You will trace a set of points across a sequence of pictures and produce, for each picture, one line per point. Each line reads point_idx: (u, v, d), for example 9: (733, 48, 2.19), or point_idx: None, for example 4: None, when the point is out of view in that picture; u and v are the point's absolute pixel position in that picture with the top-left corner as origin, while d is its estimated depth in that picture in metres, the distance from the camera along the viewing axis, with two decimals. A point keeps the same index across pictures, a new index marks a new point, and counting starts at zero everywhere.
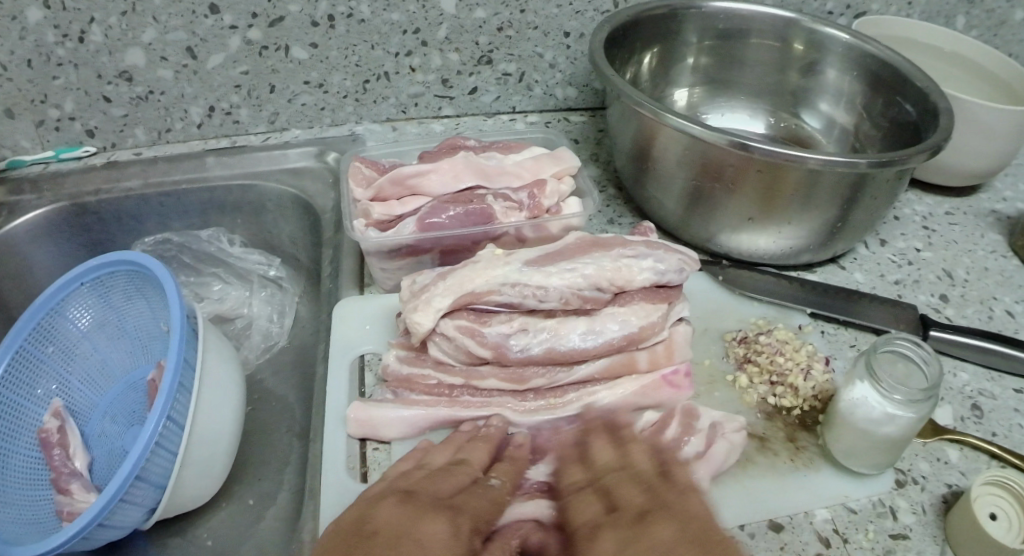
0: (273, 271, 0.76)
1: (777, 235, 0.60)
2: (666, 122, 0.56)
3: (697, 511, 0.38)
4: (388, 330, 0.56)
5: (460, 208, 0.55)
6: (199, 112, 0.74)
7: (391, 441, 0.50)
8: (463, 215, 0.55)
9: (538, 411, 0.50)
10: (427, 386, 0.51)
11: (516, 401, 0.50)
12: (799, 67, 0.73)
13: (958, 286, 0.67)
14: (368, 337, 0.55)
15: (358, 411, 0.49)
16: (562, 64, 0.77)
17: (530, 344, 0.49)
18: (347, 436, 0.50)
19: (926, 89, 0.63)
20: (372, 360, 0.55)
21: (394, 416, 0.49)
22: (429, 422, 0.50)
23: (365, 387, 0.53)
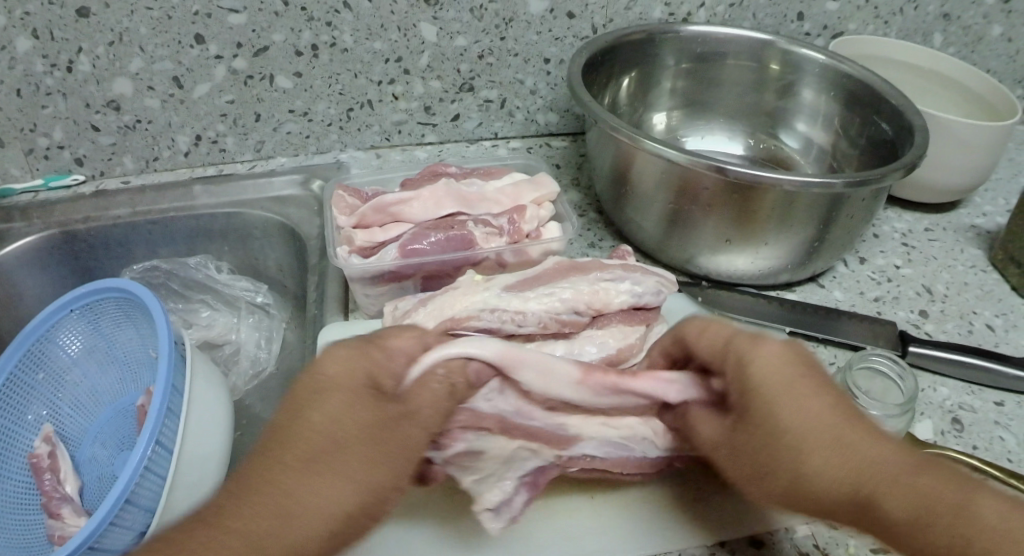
0: (260, 297, 0.76)
1: (755, 256, 0.61)
2: (643, 147, 0.57)
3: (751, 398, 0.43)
4: None
5: (441, 234, 0.56)
6: (186, 141, 0.75)
7: None
8: (444, 241, 0.55)
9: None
10: None
11: None
12: (776, 89, 0.74)
13: (937, 301, 0.68)
14: None
15: None
16: (544, 90, 0.78)
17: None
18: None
19: (899, 108, 0.64)
20: None
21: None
22: None
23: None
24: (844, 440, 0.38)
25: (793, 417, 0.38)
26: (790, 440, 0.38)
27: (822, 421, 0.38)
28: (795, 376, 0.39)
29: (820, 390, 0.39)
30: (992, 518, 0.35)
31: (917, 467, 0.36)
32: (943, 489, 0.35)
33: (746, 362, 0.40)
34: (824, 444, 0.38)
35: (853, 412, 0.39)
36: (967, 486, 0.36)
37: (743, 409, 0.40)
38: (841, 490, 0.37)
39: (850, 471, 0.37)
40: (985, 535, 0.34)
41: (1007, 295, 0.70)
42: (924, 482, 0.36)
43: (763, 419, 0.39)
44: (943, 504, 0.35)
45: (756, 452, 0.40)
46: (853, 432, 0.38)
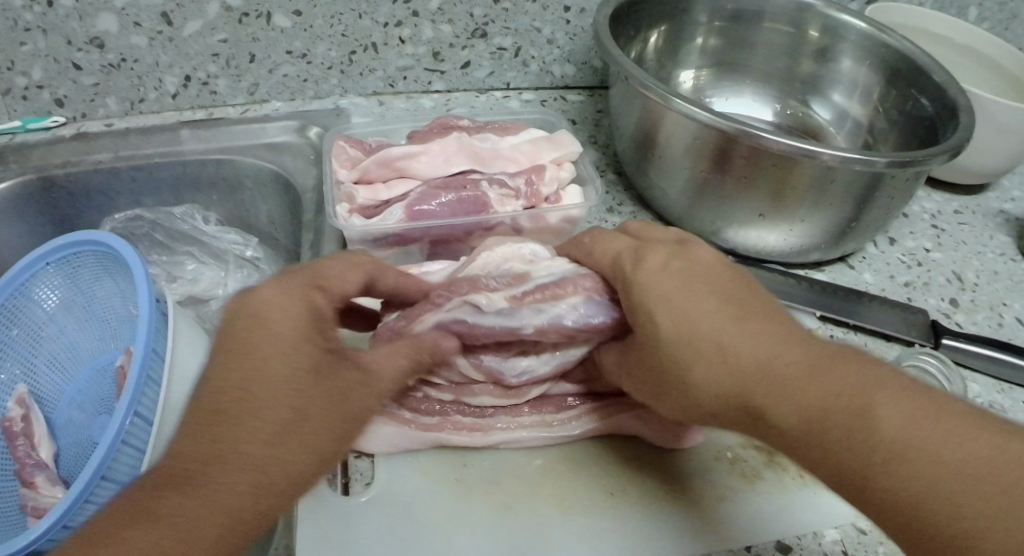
0: (250, 251, 0.72)
1: (789, 232, 0.57)
2: (674, 108, 0.53)
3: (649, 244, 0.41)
4: None
5: (452, 195, 0.51)
6: (174, 82, 0.70)
7: (373, 455, 0.44)
8: (454, 203, 0.51)
9: (531, 427, 0.45)
10: (417, 401, 0.45)
11: (509, 417, 0.45)
12: (811, 54, 0.69)
13: (968, 290, 0.64)
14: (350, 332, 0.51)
15: None
16: (561, 39, 0.73)
17: (533, 365, 0.44)
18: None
19: (946, 84, 0.59)
20: None
21: (379, 431, 0.43)
22: (414, 442, 0.44)
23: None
24: (726, 348, 0.35)
25: (673, 317, 0.36)
26: (666, 348, 0.37)
27: (704, 325, 0.36)
28: (670, 285, 0.38)
29: (703, 285, 0.38)
30: (893, 425, 0.30)
31: (813, 364, 0.33)
32: (858, 377, 0.32)
33: (630, 280, 0.40)
34: (723, 352, 0.35)
35: (740, 302, 0.37)
36: (882, 389, 0.31)
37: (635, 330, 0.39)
38: (787, 418, 0.33)
39: (732, 375, 0.34)
40: (892, 451, 0.30)
41: None
42: (818, 388, 0.33)
43: (676, 358, 0.36)
44: (845, 397, 0.32)
45: (658, 375, 0.38)
46: (766, 328, 0.35)
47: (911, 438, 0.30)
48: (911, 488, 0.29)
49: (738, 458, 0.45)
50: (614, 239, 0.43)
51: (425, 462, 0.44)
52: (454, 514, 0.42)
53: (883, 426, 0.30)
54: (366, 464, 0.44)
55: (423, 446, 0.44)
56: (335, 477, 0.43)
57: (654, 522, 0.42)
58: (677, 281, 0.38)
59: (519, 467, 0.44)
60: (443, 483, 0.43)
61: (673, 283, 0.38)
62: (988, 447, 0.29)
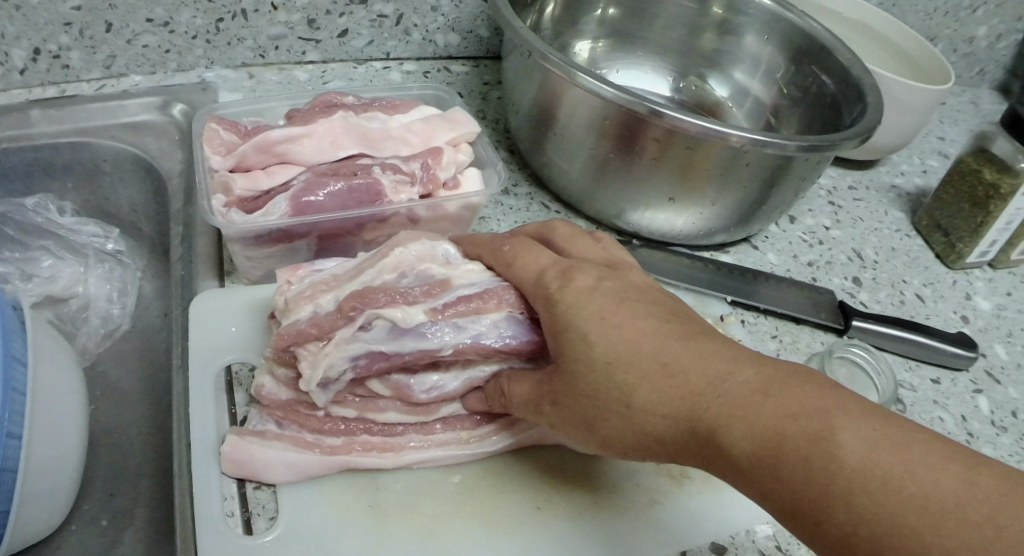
0: (110, 244, 0.63)
1: (698, 215, 0.56)
2: (577, 82, 0.50)
3: (579, 263, 0.39)
4: (257, 335, 0.46)
5: (342, 182, 0.46)
6: (22, 55, 0.60)
7: (275, 485, 0.39)
8: (344, 192, 0.45)
9: (448, 444, 0.41)
10: (318, 422, 0.41)
11: (421, 435, 0.41)
12: (713, 28, 0.67)
13: (869, 269, 0.65)
14: (234, 345, 0.45)
15: (235, 449, 0.39)
16: (446, 7, 0.68)
17: (445, 379, 0.41)
18: (220, 475, 0.39)
19: (848, 63, 0.59)
20: (240, 373, 0.45)
21: (279, 459, 0.39)
22: (321, 469, 0.39)
23: (235, 409, 0.44)
24: (674, 369, 0.34)
25: (616, 339, 0.35)
26: (606, 370, 0.35)
27: (646, 345, 0.35)
28: (607, 306, 0.36)
29: (641, 309, 0.36)
30: (850, 445, 0.29)
31: (763, 384, 0.32)
32: (812, 398, 0.31)
33: (554, 301, 0.37)
34: (671, 376, 0.34)
35: (680, 326, 0.36)
36: (835, 409, 0.31)
37: (557, 354, 0.37)
38: (740, 440, 0.32)
39: (682, 397, 0.33)
40: (852, 472, 0.29)
41: (932, 261, 0.68)
42: (772, 408, 0.31)
43: (621, 382, 0.35)
44: (801, 416, 0.31)
45: (593, 401, 0.36)
46: (710, 349, 0.34)
47: (871, 457, 0.29)
48: (876, 508, 0.28)
49: None
50: (538, 250, 0.40)
51: (333, 487, 0.40)
52: (370, 548, 0.38)
53: (845, 447, 0.29)
54: (268, 494, 0.40)
55: (329, 472, 0.40)
56: (233, 515, 0.38)
57: (586, 535, 0.39)
58: (613, 301, 0.36)
59: (437, 486, 0.40)
60: (354, 510, 0.39)
61: (607, 303, 0.36)
62: (954, 480, 0.28)
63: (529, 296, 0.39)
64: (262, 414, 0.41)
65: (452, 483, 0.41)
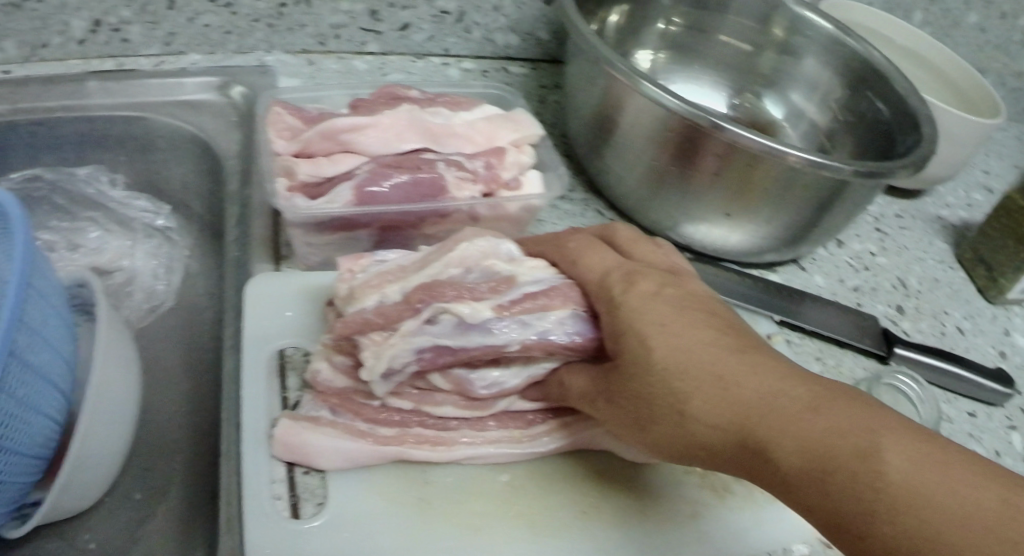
0: (160, 220, 0.65)
1: (750, 232, 0.56)
2: (641, 90, 0.50)
3: (643, 267, 0.40)
4: (311, 320, 0.46)
5: (407, 176, 0.46)
6: (82, 27, 0.61)
7: (325, 471, 0.40)
8: (409, 186, 0.46)
9: (499, 442, 0.41)
10: (372, 412, 0.41)
11: (474, 431, 0.42)
12: (773, 47, 0.67)
13: (912, 298, 0.65)
14: (287, 329, 0.46)
15: (288, 434, 0.39)
16: (508, 7, 0.69)
17: (506, 376, 0.41)
18: (270, 458, 0.40)
19: (905, 91, 0.59)
20: (293, 357, 0.45)
21: (331, 447, 0.39)
22: (372, 459, 0.40)
23: (287, 393, 0.44)
24: (728, 378, 0.34)
25: (672, 344, 0.35)
26: (661, 374, 0.35)
27: (703, 352, 0.35)
28: (666, 312, 0.36)
29: (700, 318, 0.37)
30: (897, 462, 0.29)
31: (815, 400, 0.32)
32: (863, 416, 0.31)
33: (618, 304, 0.38)
34: (726, 384, 0.34)
35: (735, 338, 0.36)
36: (885, 428, 0.31)
37: (616, 355, 0.37)
38: (788, 452, 0.32)
39: (733, 406, 0.33)
40: (899, 489, 0.29)
41: (974, 295, 0.68)
42: (822, 422, 0.31)
43: (676, 387, 0.35)
44: (852, 432, 0.31)
45: (645, 404, 0.36)
46: (766, 362, 0.35)
47: (918, 476, 0.29)
48: (923, 526, 0.28)
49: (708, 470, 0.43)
50: (604, 252, 0.40)
51: (382, 478, 0.40)
52: (416, 541, 0.38)
53: (893, 464, 0.29)
54: (317, 480, 0.40)
55: (379, 462, 0.40)
56: (282, 499, 0.39)
57: (629, 543, 0.40)
58: (673, 308, 0.37)
59: (485, 482, 0.41)
60: (402, 501, 0.39)
61: (667, 309, 0.37)
62: (999, 505, 0.28)
63: (594, 298, 0.39)
64: (316, 401, 0.41)
65: (500, 479, 0.41)
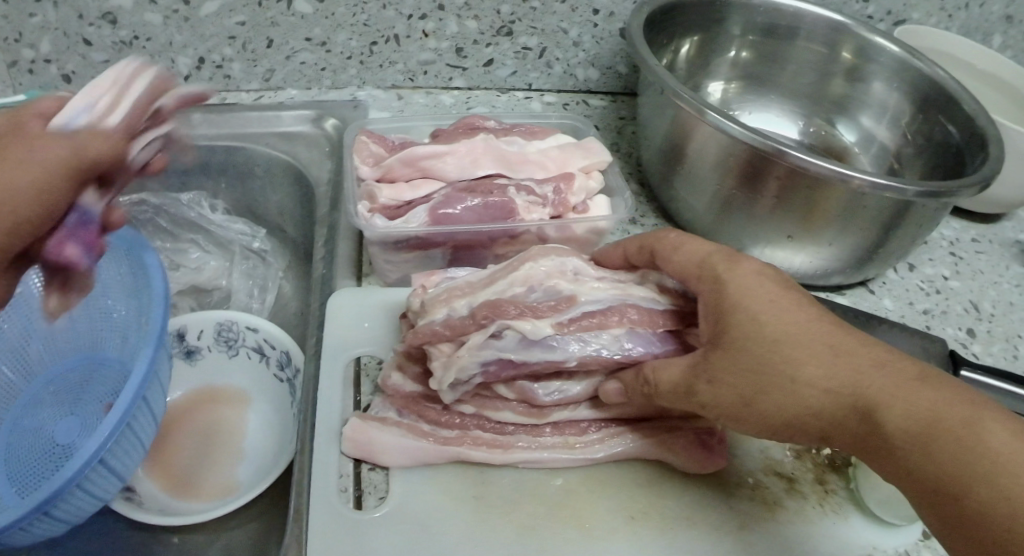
0: (257, 243, 0.70)
1: (814, 254, 0.56)
2: (707, 119, 0.52)
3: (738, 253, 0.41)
4: (388, 331, 0.50)
5: (478, 199, 0.50)
6: (187, 63, 0.67)
7: (389, 468, 0.43)
8: (481, 208, 0.49)
9: (554, 448, 0.44)
10: (435, 415, 0.44)
11: (530, 436, 0.44)
12: (844, 73, 0.68)
13: (985, 321, 0.64)
14: (366, 338, 0.50)
15: (356, 432, 0.43)
16: (587, 42, 0.70)
17: (568, 387, 0.43)
18: (339, 454, 0.44)
19: (975, 112, 0.59)
20: (367, 365, 0.49)
21: (394, 444, 0.43)
22: (433, 457, 0.43)
23: (360, 396, 0.48)
24: (838, 350, 0.36)
25: (781, 318, 0.37)
26: (773, 346, 0.36)
27: (812, 327, 0.36)
28: (774, 290, 0.37)
29: (802, 298, 0.38)
30: (999, 437, 0.32)
31: (920, 377, 0.34)
32: (960, 396, 0.34)
33: (723, 280, 0.38)
34: (833, 359, 0.35)
35: (834, 318, 0.38)
36: (981, 407, 0.33)
37: (721, 329, 0.37)
38: (897, 422, 0.33)
39: (844, 377, 0.35)
40: (1003, 460, 0.31)
41: None
42: (929, 397, 0.33)
43: (785, 358, 0.36)
44: (953, 408, 0.33)
45: (753, 375, 0.36)
46: (867, 341, 0.36)
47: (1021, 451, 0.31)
48: (1018, 491, 0.30)
49: (760, 485, 0.44)
50: (700, 238, 0.41)
51: (442, 476, 0.43)
52: (470, 536, 0.41)
53: (997, 440, 0.32)
54: (381, 476, 0.43)
55: (438, 460, 0.43)
56: (347, 491, 0.42)
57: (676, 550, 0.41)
58: (777, 286, 0.38)
59: (539, 488, 0.43)
60: (459, 496, 0.42)
61: (773, 287, 0.38)
62: None
63: (692, 283, 0.40)
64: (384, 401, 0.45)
65: (555, 483, 0.43)
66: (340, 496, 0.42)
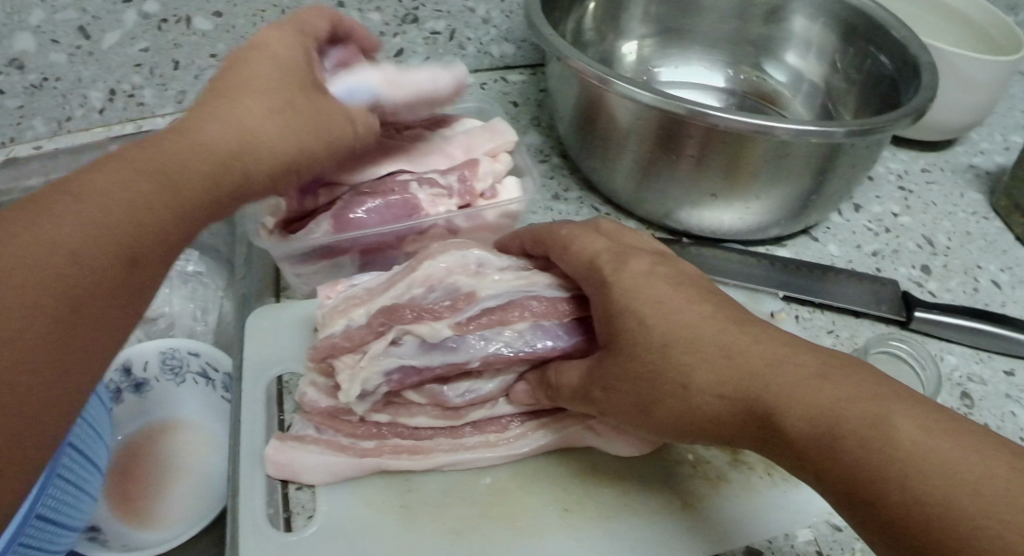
0: (191, 265, 0.68)
1: (745, 210, 0.54)
2: (612, 88, 0.50)
3: (636, 249, 0.39)
4: (305, 346, 0.48)
5: (380, 200, 0.47)
6: (100, 97, 0.65)
7: (314, 486, 0.41)
8: (383, 209, 0.47)
9: (475, 447, 0.42)
10: (353, 428, 0.42)
11: (452, 438, 0.42)
12: (762, 15, 0.65)
13: (940, 255, 0.62)
14: (283, 356, 0.47)
15: (276, 454, 0.41)
16: (497, 18, 0.68)
17: (481, 385, 0.42)
18: (266, 477, 0.41)
19: (903, 38, 0.56)
20: (290, 383, 0.47)
21: (316, 462, 0.41)
22: (357, 471, 0.41)
23: (282, 416, 0.45)
24: (733, 349, 0.33)
25: (672, 321, 0.35)
26: (662, 352, 0.34)
27: (703, 325, 0.34)
28: (661, 290, 0.36)
29: (699, 297, 0.36)
30: (909, 429, 0.28)
31: (823, 368, 0.31)
32: (869, 384, 0.30)
33: (610, 284, 0.37)
34: (728, 358, 0.33)
35: (736, 313, 0.35)
36: (893, 395, 0.29)
37: (613, 341, 0.36)
38: (794, 422, 0.30)
39: (738, 376, 0.32)
40: (912, 457, 0.27)
41: (1012, 244, 0.64)
42: (830, 389, 0.30)
43: (676, 362, 0.34)
44: (856, 401, 0.29)
45: (648, 385, 0.35)
46: (768, 335, 0.34)
47: (928, 442, 0.27)
48: (932, 490, 0.26)
49: (702, 461, 0.42)
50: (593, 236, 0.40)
51: (371, 489, 0.41)
52: (404, 549, 0.39)
53: (902, 432, 0.28)
54: (307, 496, 0.41)
55: (363, 473, 0.41)
56: (276, 514, 0.40)
57: (613, 537, 0.39)
58: (667, 286, 0.36)
59: (470, 488, 0.41)
60: (390, 507, 0.40)
61: (660, 289, 0.36)
62: (1009, 470, 0.26)
63: (585, 288, 0.39)
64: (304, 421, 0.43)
65: (485, 482, 0.42)
66: (268, 519, 0.40)
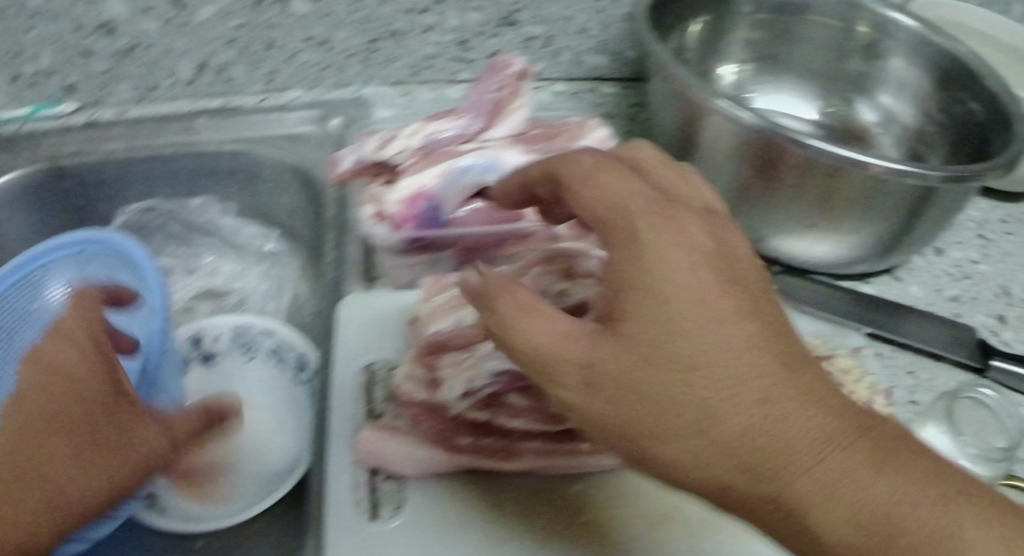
0: (269, 245, 0.69)
1: (838, 242, 0.54)
2: (716, 108, 0.51)
3: (682, 210, 0.33)
4: (398, 338, 0.50)
5: (484, 202, 0.51)
6: (188, 68, 0.65)
7: (405, 478, 0.42)
8: (486, 210, 0.51)
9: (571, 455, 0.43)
10: (449, 421, 0.43)
11: (548, 442, 0.43)
12: (859, 50, 0.65)
13: (1017, 306, 0.61)
14: (377, 345, 0.50)
15: (370, 441, 0.42)
16: (595, 29, 0.67)
17: None
18: (353, 467, 0.43)
19: (1000, 90, 0.56)
20: (380, 372, 0.48)
21: (408, 453, 0.42)
22: (450, 465, 0.42)
23: (372, 404, 0.47)
24: (771, 404, 0.30)
25: (703, 341, 0.30)
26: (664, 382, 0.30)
27: (743, 355, 0.30)
28: (706, 293, 0.31)
29: (732, 304, 0.31)
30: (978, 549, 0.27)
31: (869, 458, 0.29)
32: (919, 482, 0.29)
33: (641, 255, 0.31)
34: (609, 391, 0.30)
35: (784, 347, 0.31)
36: (943, 499, 0.28)
37: (619, 315, 0.31)
38: (835, 521, 0.29)
39: (770, 434, 0.29)
40: None
41: None
42: (882, 485, 0.28)
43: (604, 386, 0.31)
44: (908, 512, 0.28)
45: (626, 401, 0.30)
46: (801, 389, 0.30)
47: None
48: None
49: None
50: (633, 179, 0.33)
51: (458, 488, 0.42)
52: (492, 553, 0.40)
53: None
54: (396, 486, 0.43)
55: (455, 469, 0.42)
56: (364, 500, 0.41)
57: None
58: (712, 286, 0.31)
59: (562, 494, 0.42)
60: (478, 507, 0.41)
61: (696, 298, 0.31)
62: None
63: (604, 234, 0.33)
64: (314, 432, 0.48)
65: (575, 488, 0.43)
66: (356, 506, 0.41)
